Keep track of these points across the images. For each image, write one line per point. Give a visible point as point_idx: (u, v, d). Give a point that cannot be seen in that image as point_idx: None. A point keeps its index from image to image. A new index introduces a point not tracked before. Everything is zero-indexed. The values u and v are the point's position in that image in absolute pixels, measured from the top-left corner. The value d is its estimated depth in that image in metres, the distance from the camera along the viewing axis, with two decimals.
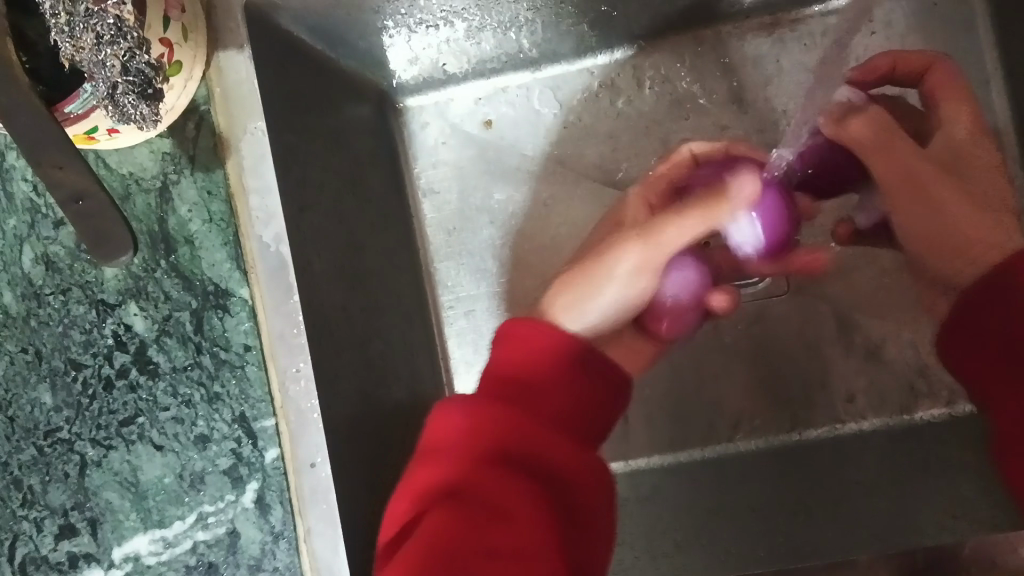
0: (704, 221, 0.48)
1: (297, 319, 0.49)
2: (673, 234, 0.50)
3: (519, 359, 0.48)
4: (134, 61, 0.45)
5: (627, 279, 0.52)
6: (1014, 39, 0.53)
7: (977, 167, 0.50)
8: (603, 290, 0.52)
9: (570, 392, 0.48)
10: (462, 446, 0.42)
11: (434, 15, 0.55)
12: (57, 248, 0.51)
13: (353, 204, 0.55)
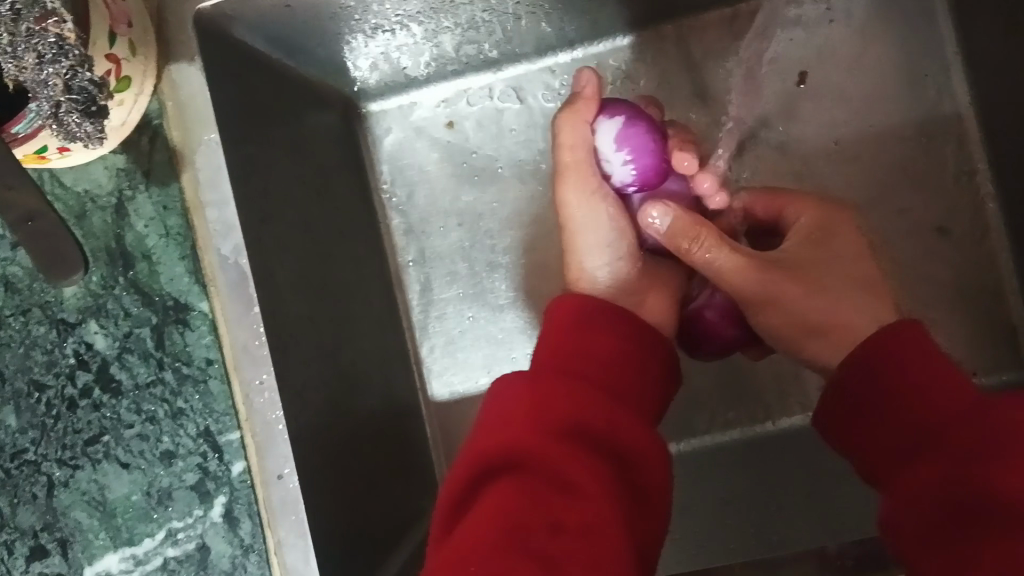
0: (578, 120, 0.52)
1: (259, 329, 0.47)
2: (571, 149, 0.52)
3: (576, 333, 0.45)
4: (77, 79, 0.39)
5: (592, 217, 0.52)
6: (971, 28, 0.59)
7: (806, 229, 0.52)
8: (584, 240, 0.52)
9: (633, 362, 0.45)
10: (518, 415, 0.40)
11: (389, 20, 0.57)
12: (15, 269, 0.49)
13: (318, 211, 0.58)
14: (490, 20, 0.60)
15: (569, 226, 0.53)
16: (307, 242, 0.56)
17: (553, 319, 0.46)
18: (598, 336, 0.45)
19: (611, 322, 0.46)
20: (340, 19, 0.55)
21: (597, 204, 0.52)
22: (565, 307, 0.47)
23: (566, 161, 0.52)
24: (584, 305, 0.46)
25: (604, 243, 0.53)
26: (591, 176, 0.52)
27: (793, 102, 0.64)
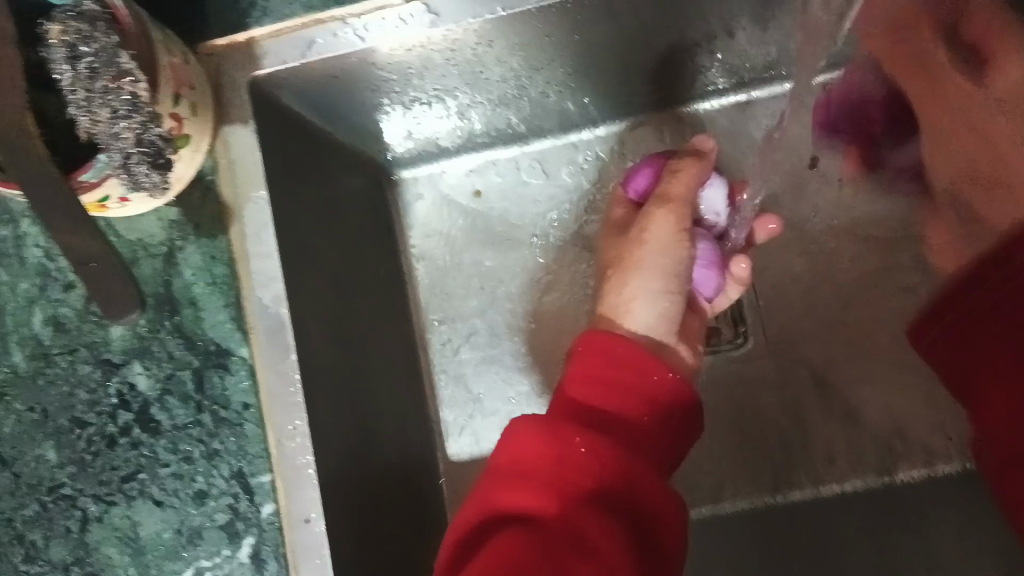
0: (697, 173, 0.58)
1: (295, 377, 0.51)
2: (678, 186, 0.57)
3: (602, 377, 0.47)
4: (147, 134, 0.45)
5: (663, 245, 0.55)
6: None
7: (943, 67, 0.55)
8: (647, 266, 0.55)
9: (656, 410, 0.47)
10: (537, 463, 0.42)
11: (427, 94, 0.61)
12: (67, 310, 0.52)
13: (350, 266, 0.62)
14: (520, 98, 0.64)
15: (643, 252, 0.55)
16: (339, 298, 0.59)
17: (583, 359, 0.48)
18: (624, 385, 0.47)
19: (640, 367, 0.48)
20: (380, 91, 0.59)
21: (678, 240, 0.55)
22: (595, 344, 0.49)
23: (667, 195, 0.57)
24: (615, 347, 0.48)
25: (670, 274, 0.55)
26: (687, 216, 0.56)
27: (803, 185, 0.68)
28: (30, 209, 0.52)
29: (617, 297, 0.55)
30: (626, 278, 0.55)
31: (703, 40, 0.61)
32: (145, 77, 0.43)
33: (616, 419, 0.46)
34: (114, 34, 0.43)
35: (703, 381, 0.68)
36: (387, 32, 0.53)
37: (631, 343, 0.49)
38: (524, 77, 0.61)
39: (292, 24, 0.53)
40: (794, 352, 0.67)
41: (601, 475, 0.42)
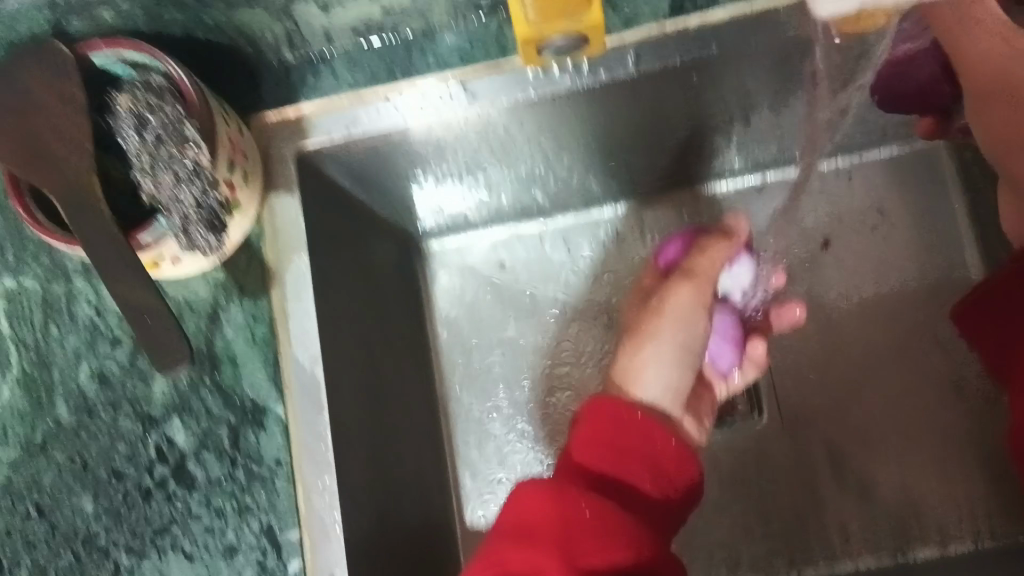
0: (727, 252, 0.59)
1: (325, 435, 0.52)
2: (704, 263, 0.58)
3: (608, 444, 0.50)
4: (206, 198, 0.48)
5: (681, 320, 0.57)
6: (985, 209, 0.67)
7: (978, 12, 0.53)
8: (662, 337, 0.56)
9: (662, 477, 0.50)
10: (542, 527, 0.45)
11: (459, 169, 0.64)
12: (112, 365, 0.54)
13: (380, 333, 0.64)
14: (547, 174, 0.67)
15: (660, 323, 0.57)
16: (368, 363, 0.61)
17: (589, 420, 0.51)
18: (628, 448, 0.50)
19: (644, 433, 0.50)
20: (416, 166, 0.62)
21: (695, 316, 0.57)
22: (603, 410, 0.51)
23: (691, 270, 0.58)
24: (622, 414, 0.51)
25: (682, 348, 0.57)
26: (708, 292, 0.58)
27: (818, 263, 0.70)
28: (91, 265, 0.55)
29: (629, 366, 0.56)
30: (641, 348, 0.56)
31: (724, 125, 0.64)
32: (207, 145, 0.48)
33: (622, 483, 0.49)
34: (181, 107, 0.48)
35: (722, 456, 0.68)
36: (427, 113, 0.56)
37: (637, 411, 0.51)
38: (552, 155, 0.64)
39: (342, 100, 0.57)
40: (811, 426, 0.68)
41: (602, 542, 0.45)
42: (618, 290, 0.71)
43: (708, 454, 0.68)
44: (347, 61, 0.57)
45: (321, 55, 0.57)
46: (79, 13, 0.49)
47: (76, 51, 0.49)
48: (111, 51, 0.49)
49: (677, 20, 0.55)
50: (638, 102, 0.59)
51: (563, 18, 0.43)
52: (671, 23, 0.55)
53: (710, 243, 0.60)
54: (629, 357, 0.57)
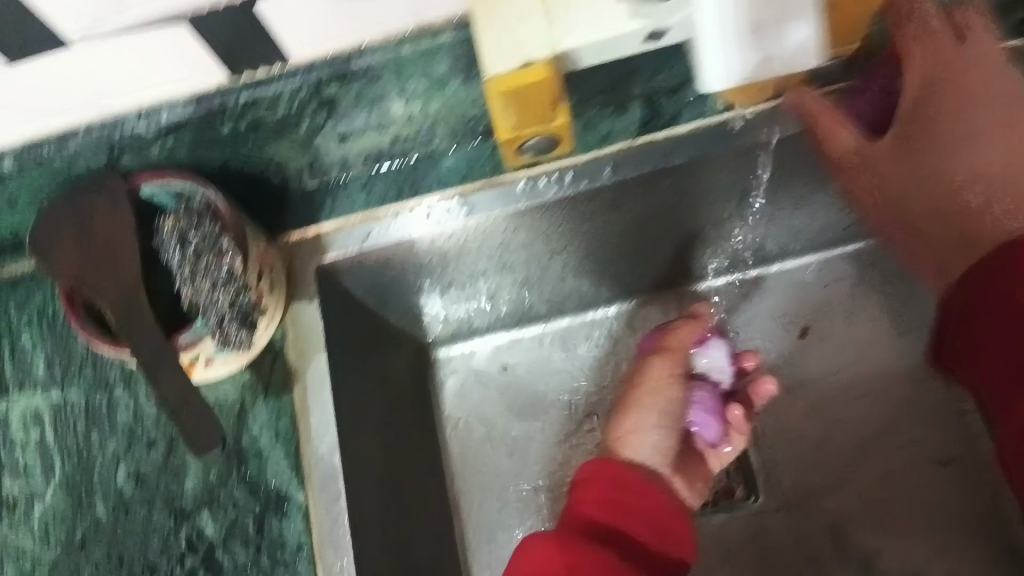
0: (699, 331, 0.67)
1: (343, 520, 0.56)
2: (678, 340, 0.66)
3: (609, 498, 0.57)
4: (240, 298, 0.55)
5: (659, 392, 0.64)
6: None
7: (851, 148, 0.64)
8: (645, 407, 0.64)
9: (654, 530, 0.56)
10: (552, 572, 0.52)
11: (462, 278, 0.70)
12: (147, 466, 0.58)
13: (393, 433, 0.68)
14: (543, 279, 0.74)
15: (642, 394, 0.65)
16: (384, 461, 0.65)
17: (595, 478, 0.58)
18: (629, 501, 0.57)
19: (643, 491, 0.58)
20: (423, 277, 0.69)
21: (671, 388, 0.65)
22: (606, 470, 0.59)
23: (669, 347, 0.66)
24: (624, 473, 0.58)
25: (663, 415, 0.64)
26: (681, 365, 0.65)
27: (800, 352, 0.76)
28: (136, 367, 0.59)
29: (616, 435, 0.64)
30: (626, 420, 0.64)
31: (699, 228, 0.71)
32: (241, 254, 0.55)
33: (620, 532, 0.56)
34: (217, 224, 0.55)
35: (727, 541, 0.72)
36: (432, 225, 0.63)
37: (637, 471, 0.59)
38: (546, 260, 0.71)
39: (354, 219, 0.64)
40: (806, 505, 0.72)
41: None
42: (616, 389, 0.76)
43: (713, 540, 0.73)
44: (360, 185, 0.64)
45: (339, 180, 0.64)
46: (132, 151, 0.58)
47: (129, 183, 0.56)
48: (158, 183, 0.56)
49: (647, 134, 0.62)
50: (620, 209, 0.66)
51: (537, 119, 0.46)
52: (642, 138, 0.62)
53: (683, 323, 0.68)
54: (620, 427, 0.64)
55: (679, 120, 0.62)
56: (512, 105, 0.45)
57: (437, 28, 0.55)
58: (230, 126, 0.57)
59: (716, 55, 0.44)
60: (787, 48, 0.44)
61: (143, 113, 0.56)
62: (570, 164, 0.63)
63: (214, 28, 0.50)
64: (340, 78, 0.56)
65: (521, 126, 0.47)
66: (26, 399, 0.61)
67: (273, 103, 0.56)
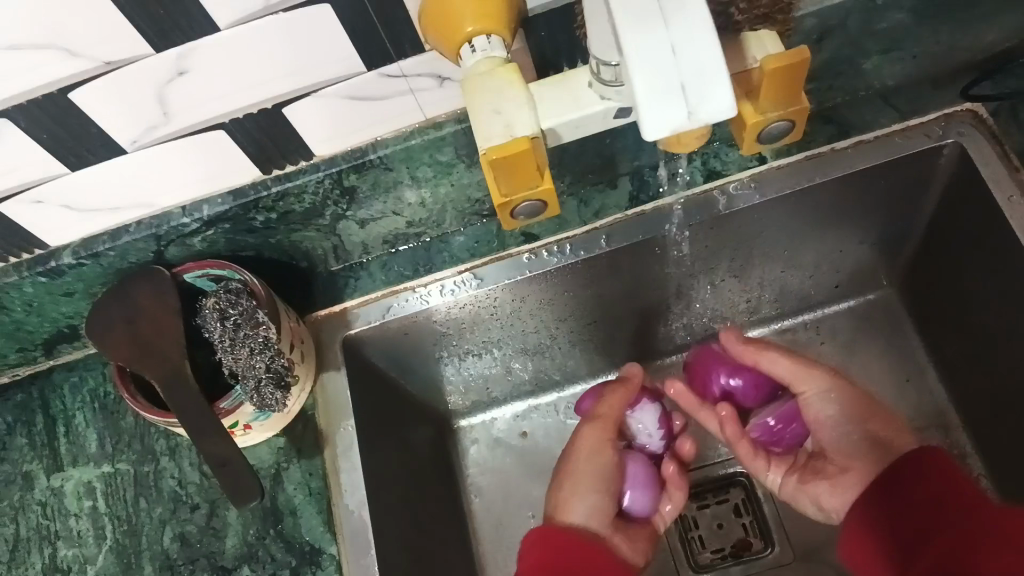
0: (625, 396, 0.73)
1: (374, 569, 0.60)
2: (607, 409, 0.72)
3: (548, 558, 0.66)
4: (275, 363, 0.62)
5: (591, 456, 0.71)
6: (937, 339, 0.77)
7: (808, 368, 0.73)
8: (578, 472, 0.71)
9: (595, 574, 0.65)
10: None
11: (476, 347, 0.76)
12: (191, 527, 0.63)
13: (418, 495, 0.73)
14: (551, 347, 0.79)
15: (578, 463, 0.71)
16: (407, 521, 0.69)
17: (535, 547, 0.67)
18: (576, 560, 0.66)
19: (579, 543, 0.67)
20: (441, 347, 0.75)
21: (601, 452, 0.71)
22: (542, 537, 0.68)
23: (598, 416, 0.73)
24: (559, 535, 0.68)
25: (598, 477, 0.71)
26: (611, 431, 0.72)
27: None
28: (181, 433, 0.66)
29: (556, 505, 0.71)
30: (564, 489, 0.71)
31: (694, 290, 0.77)
32: (274, 324, 0.61)
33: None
34: (253, 301, 0.62)
35: None
36: (446, 297, 0.70)
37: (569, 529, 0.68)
38: (553, 326, 0.77)
39: (378, 294, 0.72)
40: (817, 551, 0.75)
41: None
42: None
43: None
44: (380, 264, 0.72)
45: (361, 263, 0.72)
46: (176, 242, 0.65)
47: (172, 270, 0.63)
48: (200, 270, 0.63)
49: (636, 208, 0.70)
50: (617, 277, 0.73)
51: (529, 181, 0.53)
52: (633, 210, 0.70)
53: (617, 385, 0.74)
54: (560, 491, 0.71)
55: (665, 193, 0.69)
56: (505, 172, 0.51)
57: (441, 121, 0.61)
58: (263, 216, 0.64)
59: (646, 111, 0.41)
60: (712, 111, 0.41)
61: (185, 209, 0.63)
62: (568, 238, 0.70)
63: (249, 131, 0.58)
64: (357, 170, 0.62)
65: (511, 192, 0.54)
66: (80, 472, 0.67)
67: (300, 194, 0.63)
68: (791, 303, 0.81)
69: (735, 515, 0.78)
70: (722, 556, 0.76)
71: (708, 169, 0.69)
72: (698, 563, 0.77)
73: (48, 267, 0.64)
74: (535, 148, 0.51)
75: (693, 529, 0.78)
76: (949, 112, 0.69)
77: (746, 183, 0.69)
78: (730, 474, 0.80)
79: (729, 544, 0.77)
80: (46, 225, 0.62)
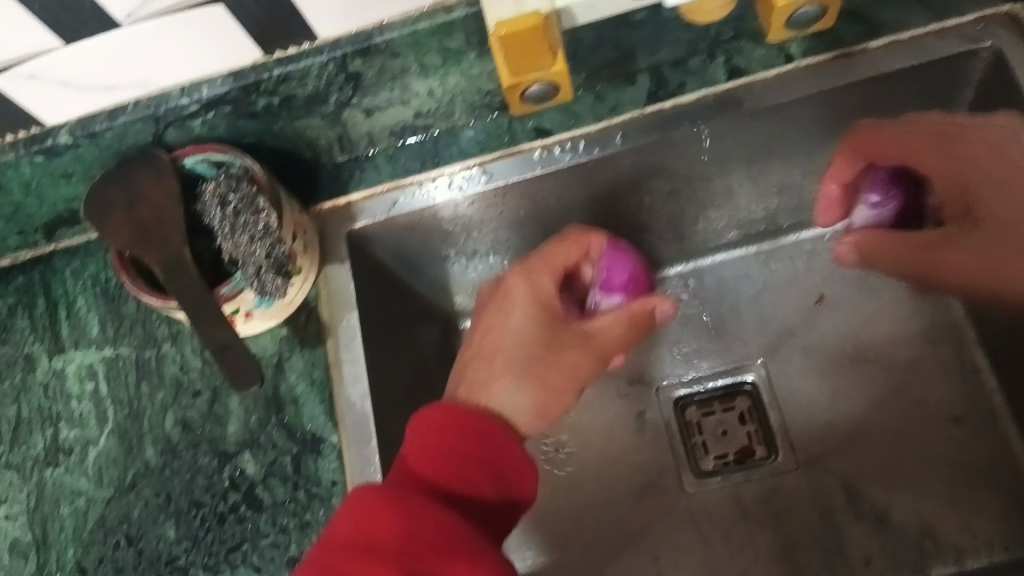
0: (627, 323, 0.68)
1: (375, 459, 0.60)
2: (608, 332, 0.67)
3: (435, 442, 0.55)
4: (275, 250, 0.61)
5: (573, 369, 0.65)
6: None
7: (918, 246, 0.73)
8: (543, 377, 0.63)
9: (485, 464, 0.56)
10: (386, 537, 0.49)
11: (484, 246, 0.75)
12: (193, 413, 0.63)
13: (423, 390, 0.73)
14: None
15: (547, 363, 0.63)
16: (410, 414, 0.69)
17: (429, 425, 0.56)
18: (469, 447, 0.56)
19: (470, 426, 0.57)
20: (449, 245, 0.74)
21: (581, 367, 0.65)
22: (438, 417, 0.57)
23: (592, 331, 0.66)
24: (457, 418, 0.57)
25: (564, 378, 0.64)
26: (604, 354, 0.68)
27: (813, 315, 0.79)
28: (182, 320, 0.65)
29: (521, 391, 0.62)
30: (537, 382, 0.63)
31: (710, 193, 0.75)
32: (275, 211, 0.60)
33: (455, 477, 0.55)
34: (254, 186, 0.60)
35: (743, 495, 0.75)
36: (453, 192, 0.69)
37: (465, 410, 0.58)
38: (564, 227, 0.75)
39: (382, 188, 0.70)
40: (821, 459, 0.75)
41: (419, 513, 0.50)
42: (646, 348, 0.80)
43: (729, 494, 0.75)
44: (386, 156, 0.69)
45: (367, 155, 0.69)
46: (175, 125, 0.63)
47: (171, 155, 0.61)
48: (199, 155, 0.62)
49: (652, 106, 0.67)
50: (633, 178, 0.71)
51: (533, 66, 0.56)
52: (651, 108, 0.67)
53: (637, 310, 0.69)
54: (505, 374, 0.62)
55: (685, 88, 0.66)
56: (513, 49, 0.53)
57: (450, 4, 0.59)
58: (265, 100, 0.62)
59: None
60: None
61: (184, 90, 0.61)
62: (581, 135, 0.68)
63: (250, 10, 0.56)
64: (363, 54, 0.60)
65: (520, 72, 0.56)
66: (81, 356, 0.67)
67: (303, 78, 0.61)
68: (809, 211, 0.79)
69: (740, 423, 0.78)
70: (725, 462, 0.77)
71: (733, 66, 0.66)
72: (701, 469, 0.76)
73: (44, 146, 0.63)
74: (550, 28, 0.52)
75: (698, 433, 0.78)
76: (987, 15, 0.65)
77: (772, 81, 0.66)
78: (738, 380, 0.79)
79: (733, 451, 0.77)
80: (38, 101, 0.60)
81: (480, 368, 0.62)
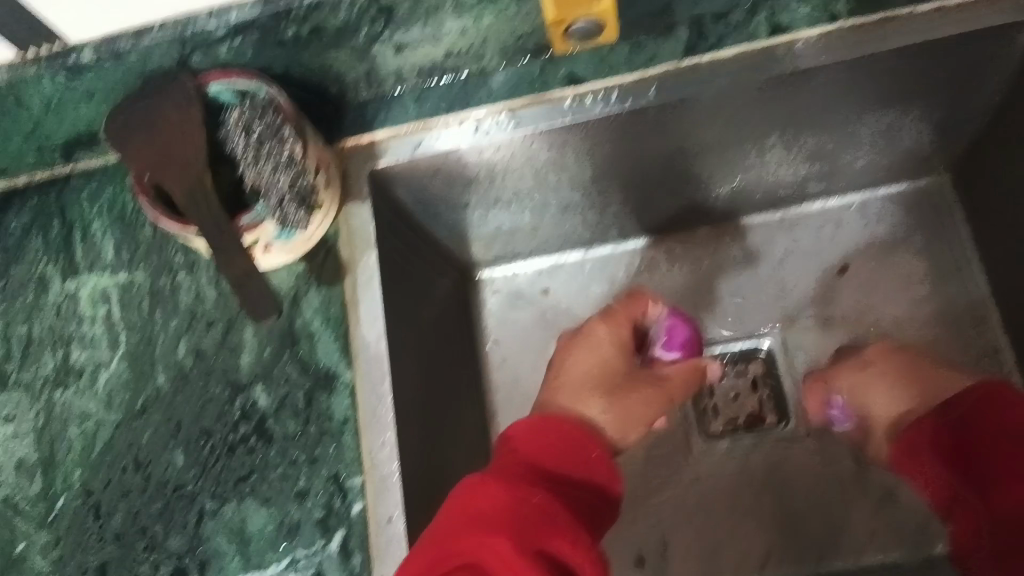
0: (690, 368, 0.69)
1: (386, 398, 0.59)
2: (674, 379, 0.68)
3: (535, 444, 0.57)
4: (298, 180, 0.61)
5: (647, 407, 0.66)
6: (988, 235, 0.76)
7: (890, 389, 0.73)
8: (619, 396, 0.66)
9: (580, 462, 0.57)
10: (492, 514, 0.51)
11: (508, 196, 0.74)
12: (207, 341, 0.63)
13: (439, 337, 0.73)
14: (584, 204, 0.77)
15: (631, 390, 0.67)
16: (425, 359, 0.70)
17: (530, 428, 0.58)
18: (562, 453, 0.58)
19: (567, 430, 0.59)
20: (474, 194, 0.73)
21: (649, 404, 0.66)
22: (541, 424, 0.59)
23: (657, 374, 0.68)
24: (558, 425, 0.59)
25: (639, 407, 0.66)
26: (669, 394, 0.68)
27: (835, 287, 0.79)
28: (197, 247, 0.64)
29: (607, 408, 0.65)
30: (619, 399, 0.65)
31: (740, 159, 0.74)
32: (300, 141, 0.60)
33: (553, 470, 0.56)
34: (279, 115, 0.60)
35: (752, 462, 0.76)
36: (479, 136, 0.67)
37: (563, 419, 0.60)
38: (591, 187, 0.75)
39: (407, 127, 0.68)
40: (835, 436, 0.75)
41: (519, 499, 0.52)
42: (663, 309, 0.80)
43: (739, 461, 0.76)
44: (415, 94, 0.68)
45: (394, 93, 0.68)
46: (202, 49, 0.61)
47: (196, 81, 0.59)
48: (224, 80, 0.60)
49: (692, 58, 0.65)
50: (663, 136, 0.70)
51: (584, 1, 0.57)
52: (689, 60, 0.65)
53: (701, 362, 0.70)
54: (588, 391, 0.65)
55: (724, 44, 0.64)
56: None
57: None
58: (295, 30, 0.60)
59: None
60: None
61: (213, 12, 0.60)
62: (615, 84, 0.66)
63: None
64: None
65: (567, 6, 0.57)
66: (95, 279, 0.66)
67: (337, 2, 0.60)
68: (836, 182, 0.79)
69: (752, 392, 0.78)
70: (734, 427, 0.77)
71: (774, 23, 0.64)
72: (709, 432, 0.77)
73: (67, 64, 0.62)
74: None
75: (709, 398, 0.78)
76: None
77: (813, 44, 0.64)
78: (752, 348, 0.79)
79: (744, 416, 0.78)
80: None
81: (569, 387, 0.66)
